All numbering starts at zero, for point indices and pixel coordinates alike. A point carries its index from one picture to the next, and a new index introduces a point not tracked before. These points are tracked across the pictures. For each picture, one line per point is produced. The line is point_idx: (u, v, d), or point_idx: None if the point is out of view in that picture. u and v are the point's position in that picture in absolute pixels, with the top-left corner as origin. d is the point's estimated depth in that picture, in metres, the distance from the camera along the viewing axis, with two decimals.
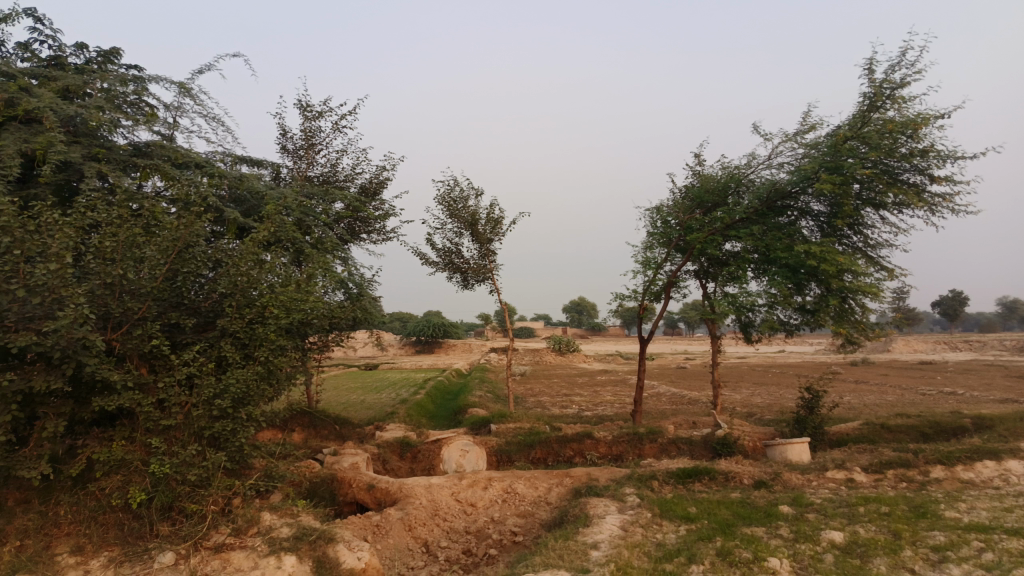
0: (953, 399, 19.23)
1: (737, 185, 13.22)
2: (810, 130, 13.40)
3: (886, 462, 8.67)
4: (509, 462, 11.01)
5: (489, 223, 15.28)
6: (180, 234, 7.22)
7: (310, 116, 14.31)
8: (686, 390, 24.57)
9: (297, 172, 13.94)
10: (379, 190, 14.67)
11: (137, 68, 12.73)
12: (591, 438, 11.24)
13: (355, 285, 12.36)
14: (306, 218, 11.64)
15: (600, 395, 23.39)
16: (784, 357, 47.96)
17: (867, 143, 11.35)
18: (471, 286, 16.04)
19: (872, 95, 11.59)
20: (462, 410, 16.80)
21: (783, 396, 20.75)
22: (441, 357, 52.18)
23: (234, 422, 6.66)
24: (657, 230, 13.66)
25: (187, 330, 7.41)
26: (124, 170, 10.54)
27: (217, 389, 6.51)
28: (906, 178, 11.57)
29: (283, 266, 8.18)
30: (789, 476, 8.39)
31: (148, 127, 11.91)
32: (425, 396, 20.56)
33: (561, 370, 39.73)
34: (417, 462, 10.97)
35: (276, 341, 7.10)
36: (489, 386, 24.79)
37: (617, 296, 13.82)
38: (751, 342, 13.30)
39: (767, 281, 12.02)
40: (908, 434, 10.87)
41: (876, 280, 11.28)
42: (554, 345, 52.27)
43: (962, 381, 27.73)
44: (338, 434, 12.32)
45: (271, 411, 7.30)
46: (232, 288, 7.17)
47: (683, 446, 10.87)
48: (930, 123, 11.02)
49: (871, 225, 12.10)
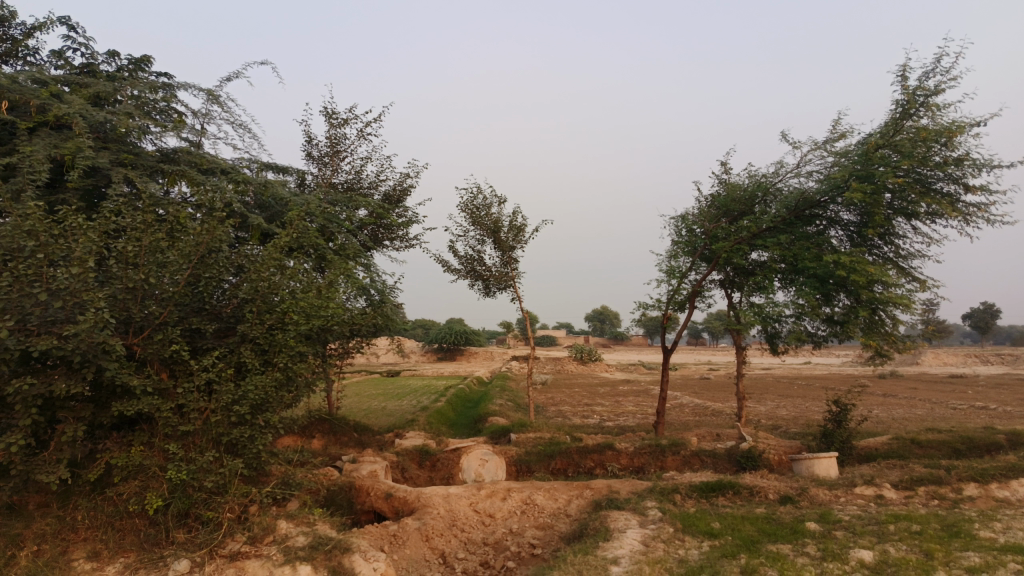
0: (986, 413, 18.75)
1: (765, 194, 13.03)
2: (840, 139, 13.18)
3: (917, 479, 8.42)
4: (528, 473, 10.89)
5: (512, 231, 15.22)
6: (203, 239, 7.22)
7: (335, 123, 14.38)
8: (710, 401, 24.27)
9: (322, 179, 14.00)
10: (403, 197, 14.68)
11: (167, 75, 12.88)
12: (612, 449, 11.09)
13: (377, 292, 12.35)
14: (329, 224, 11.66)
15: (622, 405, 23.18)
16: (811, 369, 47.26)
17: (899, 151, 11.12)
18: (494, 294, 15.97)
19: (905, 102, 11.36)
20: (483, 418, 16.71)
21: (810, 409, 20.38)
22: (463, 365, 52.14)
23: (252, 429, 6.63)
24: (682, 239, 13.62)
25: (208, 335, 7.41)
26: (151, 176, 10.64)
27: (236, 395, 6.48)
28: (940, 188, 11.31)
29: (305, 272, 8.16)
30: (816, 491, 8.17)
31: (176, 134, 12.03)
32: (446, 404, 20.52)
33: (583, 379, 39.49)
34: (436, 471, 10.90)
35: (296, 348, 7.06)
36: (510, 394, 24.69)
37: (641, 305, 13.67)
38: (777, 353, 13.06)
39: (794, 292, 11.80)
40: (940, 450, 10.57)
41: (908, 292, 11.02)
42: (577, 354, 52.07)
43: (996, 395, 27.04)
44: (358, 441, 12.31)
45: (289, 418, 7.27)
46: (254, 293, 7.12)
47: (706, 459, 10.67)
48: (965, 131, 10.77)
49: (902, 235, 11.85)
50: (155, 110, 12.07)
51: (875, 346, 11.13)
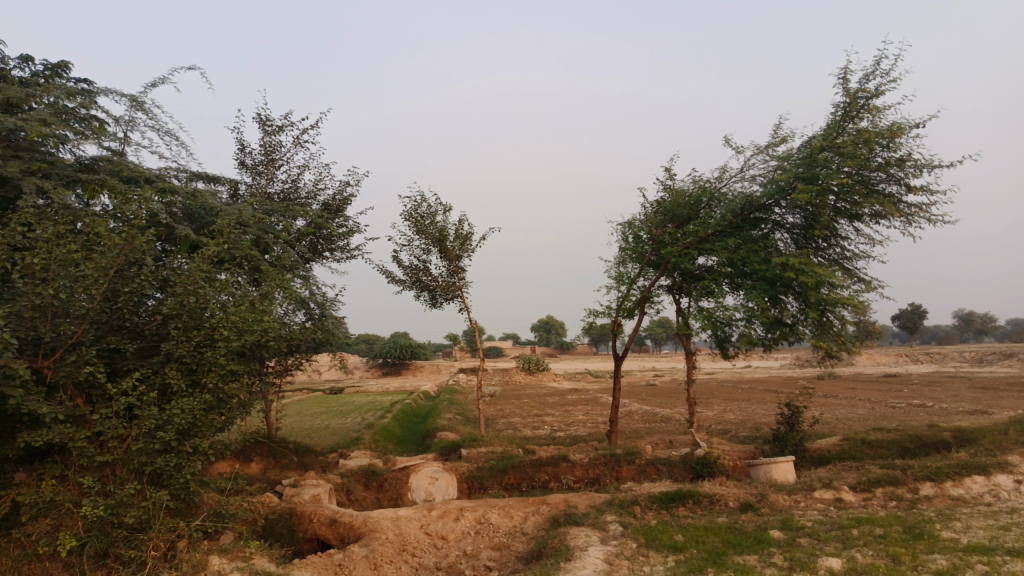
0: (925, 411, 19.24)
1: (710, 199, 13.00)
2: (782, 144, 13.27)
3: (874, 480, 8.34)
4: (481, 490, 10.46)
5: (457, 240, 14.84)
6: (121, 250, 6.62)
7: (270, 131, 13.76)
8: (658, 408, 24.24)
9: (257, 189, 13.35)
10: (343, 206, 14.14)
11: (87, 81, 12.10)
12: (566, 461, 10.75)
13: (317, 305, 11.77)
14: (265, 235, 11.05)
15: (572, 415, 22.97)
16: (752, 372, 48.14)
17: (842, 153, 11.21)
18: (440, 305, 15.52)
19: (847, 104, 11.46)
20: (431, 434, 16.20)
21: (757, 413, 20.53)
22: (408, 379, 51.31)
23: (178, 456, 6.02)
24: (629, 245, 13.40)
25: (129, 355, 6.79)
26: (67, 186, 9.90)
27: (160, 420, 5.90)
28: (882, 189, 11.43)
29: (237, 285, 7.60)
30: (775, 497, 8.01)
31: (98, 142, 11.27)
32: (392, 421, 19.91)
33: (531, 390, 39.17)
34: (383, 491, 10.39)
35: (227, 367, 6.48)
36: (457, 407, 24.18)
37: (590, 313, 13.45)
38: (728, 358, 12.99)
39: (744, 295, 11.73)
40: (890, 450, 10.61)
41: (855, 292, 11.07)
42: (524, 365, 51.85)
43: (930, 393, 27.91)
44: (299, 463, 11.68)
45: (222, 443, 6.67)
46: (179, 308, 6.56)
47: (662, 468, 10.45)
48: (906, 132, 10.91)
49: (846, 237, 11.93)
50: (73, 118, 11.29)
51: (825, 348, 11.11)
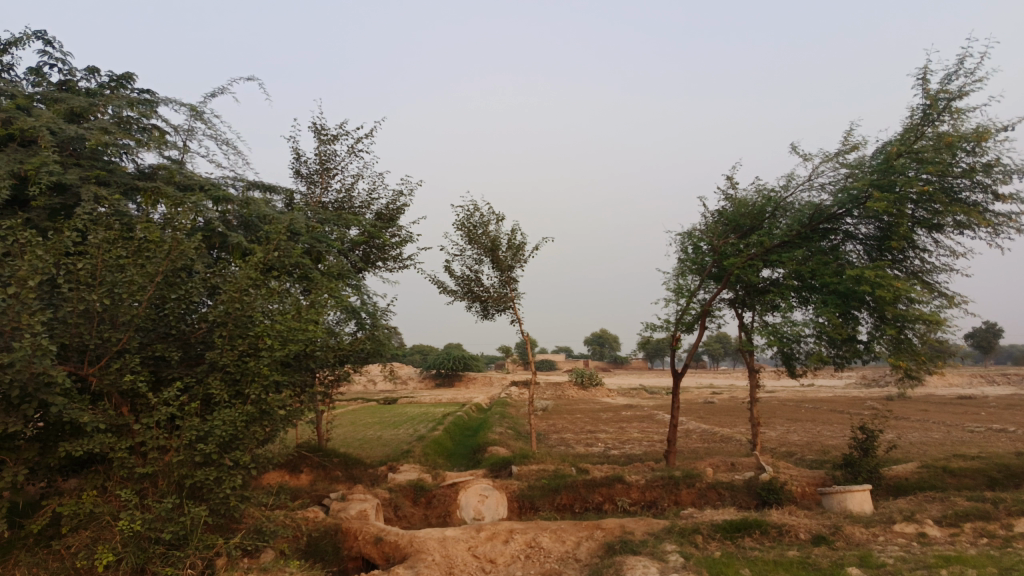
0: (1006, 437, 18.00)
1: (775, 209, 12.36)
2: (852, 151, 12.57)
3: (962, 514, 7.61)
4: (533, 510, 10.03)
5: (511, 250, 14.54)
6: (168, 257, 6.51)
7: (325, 140, 13.75)
8: (717, 426, 23.40)
9: (311, 199, 13.32)
10: (396, 216, 14.01)
11: (150, 92, 12.28)
12: (622, 482, 10.25)
13: (368, 315, 11.61)
14: (318, 244, 10.94)
15: (627, 432, 22.34)
16: (814, 391, 46.34)
17: (921, 159, 10.50)
18: (492, 316, 15.23)
19: (926, 106, 10.75)
20: (481, 448, 15.88)
21: (821, 434, 19.58)
22: (461, 391, 51.22)
23: (218, 470, 5.78)
24: (688, 256, 12.89)
25: (174, 363, 6.65)
26: (125, 194, 10.00)
27: (201, 432, 5.70)
28: (965, 197, 10.66)
29: (286, 293, 7.44)
30: (851, 529, 7.38)
31: (157, 152, 11.41)
32: (443, 434, 19.67)
33: (584, 405, 38.56)
34: (432, 508, 10.08)
35: (270, 377, 6.26)
36: (509, 421, 23.77)
37: (648, 327, 12.94)
38: (796, 376, 12.30)
39: (814, 309, 11.07)
40: (975, 479, 9.79)
41: (937, 307, 10.30)
42: (577, 379, 51.21)
43: (1010, 417, 26.31)
44: (348, 475, 11.50)
45: (265, 456, 6.44)
46: (226, 317, 6.41)
47: (724, 492, 9.88)
48: (993, 136, 10.16)
49: (924, 249, 11.18)
50: (134, 128, 11.46)
51: (905, 367, 10.34)
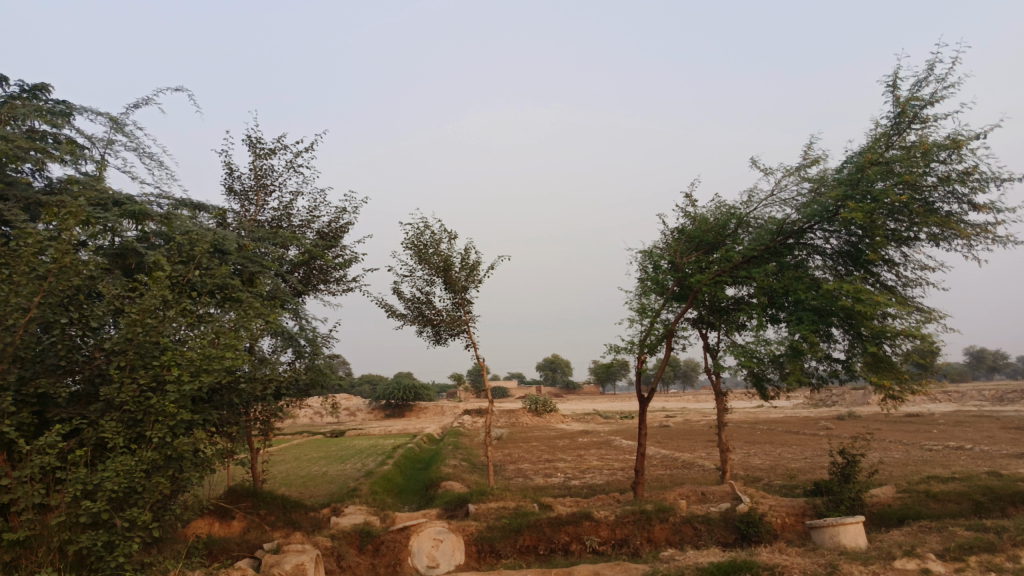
0: (966, 454, 17.87)
1: (739, 224, 11.83)
2: (814, 164, 12.20)
3: (965, 547, 6.97)
4: (493, 555, 9.05)
5: (464, 270, 13.68)
6: (53, 276, 5.45)
7: (261, 154, 12.71)
8: (677, 451, 22.79)
9: (244, 217, 12.22)
10: (339, 235, 13.00)
11: (66, 103, 11.12)
12: (589, 519, 9.34)
13: (307, 342, 10.55)
14: (250, 265, 9.88)
15: (585, 460, 21.51)
16: (766, 412, 46.38)
17: (895, 167, 10.07)
18: (445, 341, 14.28)
19: (898, 114, 10.39)
20: (434, 484, 14.81)
21: (784, 457, 19.06)
22: (412, 421, 49.75)
23: (110, 533, 4.71)
24: (650, 276, 12.21)
25: (63, 402, 5.55)
26: (26, 208, 8.83)
27: (88, 485, 4.64)
28: (939, 207, 10.28)
29: (205, 317, 6.42)
30: (849, 568, 6.64)
31: (70, 165, 10.25)
32: (394, 469, 18.52)
33: (539, 432, 37.65)
34: (380, 556, 9.02)
35: (178, 416, 5.21)
36: (463, 452, 22.74)
37: (611, 349, 12.19)
38: (767, 398, 11.72)
39: (788, 327, 10.47)
40: (960, 504, 9.24)
41: (917, 322, 9.82)
42: (530, 406, 50.31)
43: (962, 434, 26.31)
44: (288, 521, 10.36)
45: (175, 512, 5.34)
46: (126, 343, 5.39)
47: (700, 527, 9.13)
48: (969, 143, 9.80)
49: (899, 262, 10.76)
50: (43, 140, 10.27)
51: (887, 386, 9.80)
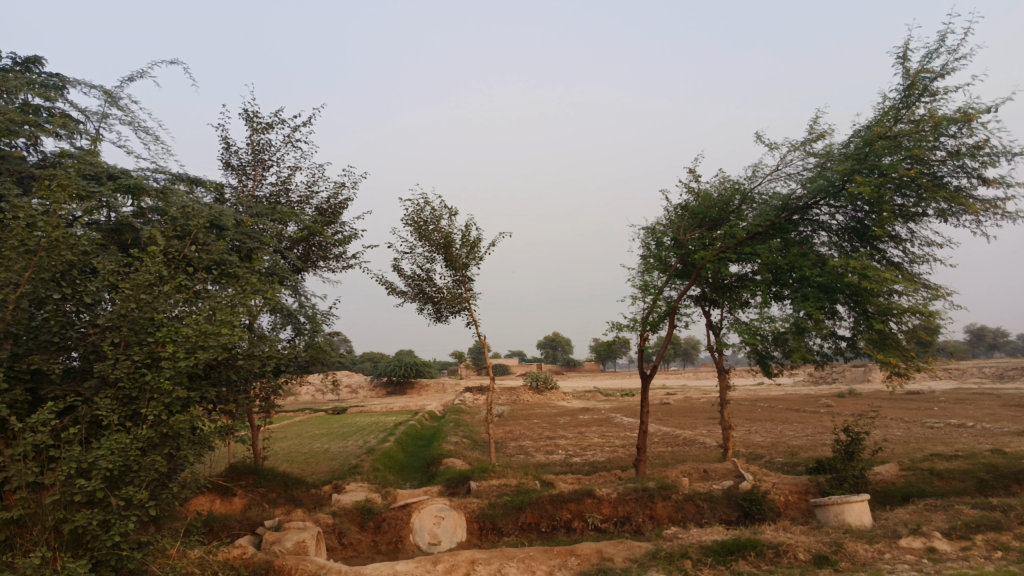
0: (968, 432, 17.84)
1: (743, 199, 11.66)
2: (820, 139, 12.00)
3: (971, 526, 6.91)
4: (495, 532, 9.02)
5: (465, 246, 13.54)
6: (44, 251, 5.32)
7: (258, 128, 12.51)
8: (678, 429, 22.81)
9: (242, 193, 12.06)
10: (338, 211, 12.84)
11: (59, 76, 10.91)
12: (592, 496, 9.30)
13: (306, 320, 10.45)
14: (248, 241, 9.75)
15: (586, 437, 21.51)
16: (767, 390, 46.45)
17: (904, 141, 9.89)
18: (446, 319, 14.18)
19: (908, 86, 10.19)
20: (435, 461, 14.79)
21: (785, 434, 19.07)
22: (413, 399, 49.87)
23: (106, 512, 4.64)
24: (652, 252, 12.07)
25: (57, 379, 5.46)
26: (18, 182, 8.68)
27: (82, 464, 4.56)
28: (948, 182, 10.11)
29: (202, 293, 6.31)
30: (854, 547, 6.58)
31: (64, 139, 10.08)
32: (395, 446, 18.53)
33: (540, 410, 37.73)
34: (381, 534, 8.98)
35: (174, 394, 5.11)
36: (464, 429, 22.77)
37: (613, 327, 12.10)
38: (770, 376, 11.64)
39: (793, 304, 10.34)
40: (964, 481, 9.19)
41: (924, 299, 9.69)
42: (531, 383, 50.41)
43: (963, 411, 26.33)
44: (288, 498, 10.34)
45: (173, 491, 5.26)
46: (121, 319, 5.29)
47: (703, 504, 9.08)
48: (980, 116, 9.61)
49: (906, 238, 10.62)
50: (36, 113, 10.09)
51: (893, 364, 9.70)
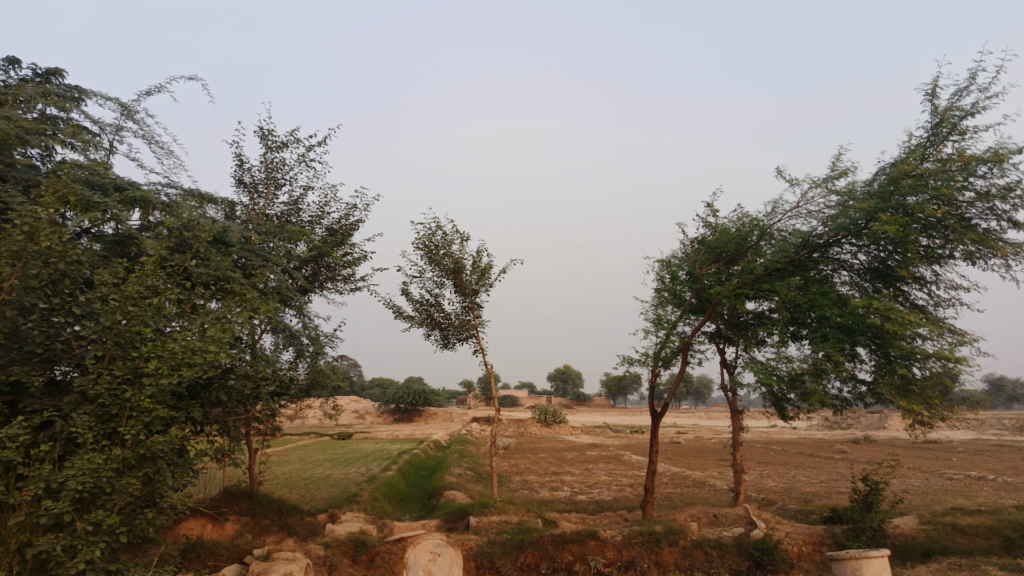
0: (990, 486, 17.16)
1: (762, 235, 11.36)
2: (842, 177, 11.72)
3: None
4: (493, 572, 8.63)
5: (476, 273, 13.31)
6: (29, 258, 5.13)
7: (273, 147, 12.42)
8: (688, 469, 22.22)
9: (253, 211, 11.93)
10: (349, 232, 12.68)
11: (78, 89, 10.88)
12: (595, 538, 8.90)
13: (309, 341, 10.19)
14: (252, 258, 9.56)
15: (594, 474, 20.96)
16: (780, 433, 45.52)
17: (931, 181, 9.60)
18: (453, 346, 13.90)
19: (936, 124, 9.92)
20: (437, 492, 14.38)
21: (798, 480, 18.47)
22: (420, 427, 49.34)
23: (73, 537, 4.41)
24: (667, 286, 11.77)
25: (37, 392, 5.23)
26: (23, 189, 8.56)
27: (51, 484, 4.34)
28: (976, 225, 9.79)
29: (197, 308, 6.11)
30: None
31: (76, 151, 10.01)
32: (398, 475, 18.12)
33: (548, 444, 37.12)
34: (374, 568, 8.58)
35: (154, 413, 4.89)
36: (470, 461, 22.31)
37: (624, 361, 11.80)
38: (786, 419, 11.23)
39: (812, 344, 9.99)
40: (989, 539, 8.71)
41: (950, 344, 9.31)
42: (540, 416, 49.76)
43: (983, 463, 25.53)
44: (282, 525, 9.99)
45: (148, 515, 5.01)
46: (105, 331, 5.07)
47: (712, 551, 8.67)
48: (1011, 157, 9.32)
49: (931, 281, 10.26)
50: (51, 123, 10.04)
51: (916, 411, 9.29)
